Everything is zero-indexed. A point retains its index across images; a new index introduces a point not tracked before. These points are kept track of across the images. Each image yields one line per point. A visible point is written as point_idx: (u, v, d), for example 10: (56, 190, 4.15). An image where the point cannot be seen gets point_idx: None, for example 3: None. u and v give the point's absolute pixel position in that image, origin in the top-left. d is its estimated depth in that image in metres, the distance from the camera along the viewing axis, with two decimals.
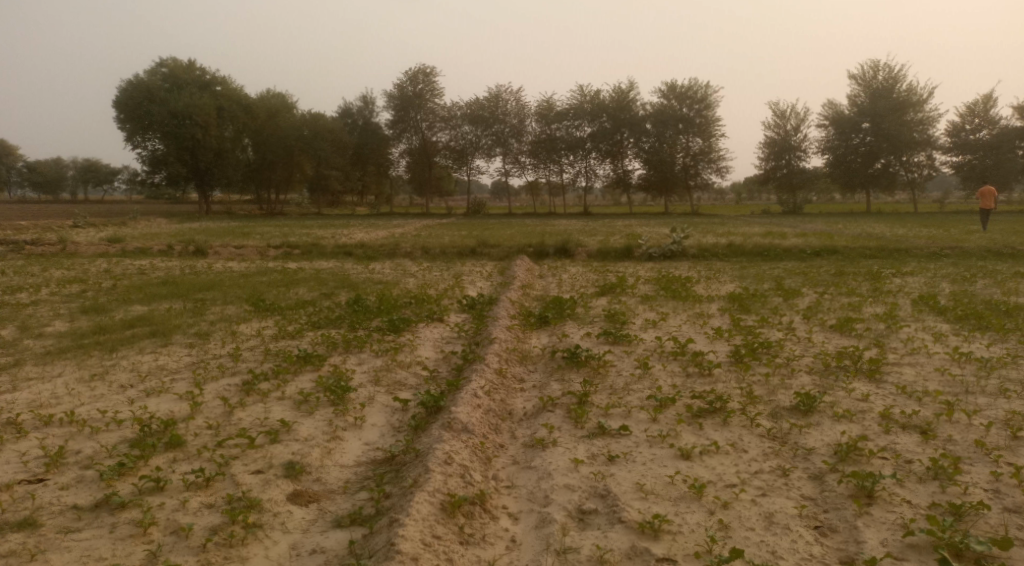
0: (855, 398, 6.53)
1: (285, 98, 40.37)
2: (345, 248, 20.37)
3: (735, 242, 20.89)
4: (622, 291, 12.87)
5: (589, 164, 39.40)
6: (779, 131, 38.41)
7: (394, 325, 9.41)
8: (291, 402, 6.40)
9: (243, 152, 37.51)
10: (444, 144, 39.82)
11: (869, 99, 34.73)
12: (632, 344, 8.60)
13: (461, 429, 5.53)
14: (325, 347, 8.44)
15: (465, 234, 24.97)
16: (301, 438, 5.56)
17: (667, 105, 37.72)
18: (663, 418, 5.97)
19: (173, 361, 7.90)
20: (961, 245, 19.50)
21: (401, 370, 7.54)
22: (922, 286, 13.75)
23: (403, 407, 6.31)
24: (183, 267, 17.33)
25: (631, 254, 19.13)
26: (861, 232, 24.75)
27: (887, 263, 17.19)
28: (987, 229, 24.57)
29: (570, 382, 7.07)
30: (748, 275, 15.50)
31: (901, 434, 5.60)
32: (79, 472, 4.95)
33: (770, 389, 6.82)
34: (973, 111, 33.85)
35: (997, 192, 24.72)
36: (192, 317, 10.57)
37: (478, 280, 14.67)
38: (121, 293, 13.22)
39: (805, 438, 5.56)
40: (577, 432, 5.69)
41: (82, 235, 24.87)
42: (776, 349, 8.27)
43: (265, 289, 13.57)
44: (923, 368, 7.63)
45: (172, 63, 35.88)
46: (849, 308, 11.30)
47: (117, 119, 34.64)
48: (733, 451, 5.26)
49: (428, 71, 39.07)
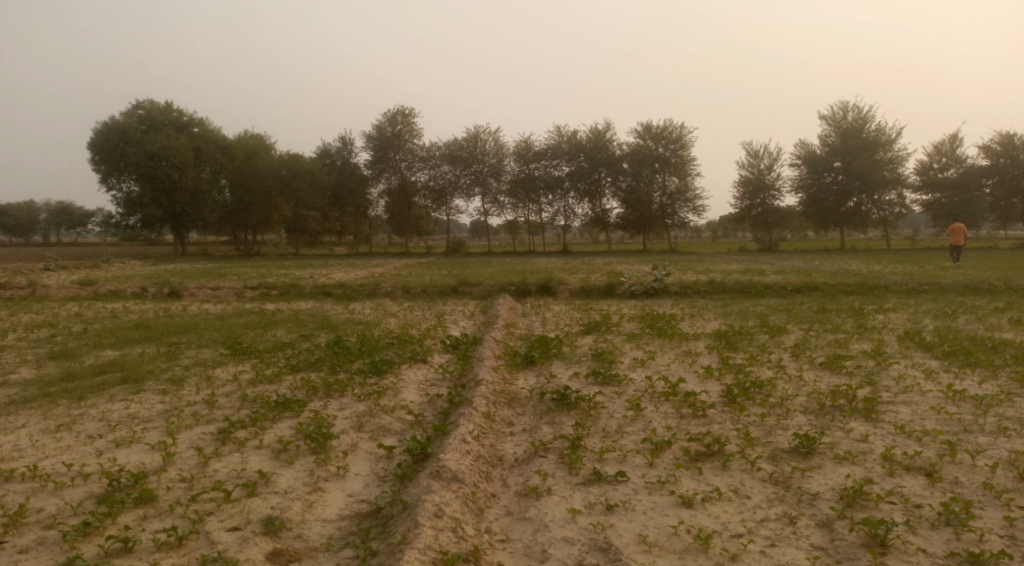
0: (855, 439, 6.36)
1: (263, 138, 40.21)
2: (324, 289, 20.08)
3: (716, 279, 20.88)
4: (607, 329, 12.70)
5: (567, 204, 39.57)
6: (754, 170, 38.92)
7: (376, 367, 9.12)
8: (269, 451, 6.08)
9: (220, 193, 37.29)
10: (423, 184, 39.78)
11: (840, 139, 35.33)
12: (622, 384, 8.38)
13: (451, 478, 5.25)
14: (304, 392, 8.14)
15: (446, 272, 24.77)
16: (280, 490, 5.26)
17: (643, 145, 38.13)
18: (660, 463, 5.74)
19: (145, 409, 7.56)
20: (939, 281, 19.65)
21: (385, 415, 7.24)
22: (905, 322, 13.73)
23: (389, 454, 6.01)
24: (158, 310, 16.95)
25: (613, 292, 19.03)
26: (839, 269, 24.94)
27: (868, 300, 17.22)
28: (959, 265, 24.82)
29: (562, 425, 6.82)
30: (731, 312, 15.43)
31: (906, 476, 5.43)
32: (40, 533, 4.61)
33: (767, 431, 6.61)
34: (941, 150, 34.53)
35: (966, 228, 24.99)
36: (165, 361, 10.21)
37: (460, 319, 14.45)
38: (92, 337, 12.81)
39: (809, 482, 5.35)
40: (571, 479, 5.44)
41: (52, 278, 24.32)
42: (769, 388, 8.09)
43: (242, 331, 13.24)
44: (918, 406, 7.49)
45: (149, 104, 35.59)
46: (836, 345, 11.20)
47: (92, 160, 34.25)
48: (736, 497, 5.04)
49: (407, 112, 39.41)
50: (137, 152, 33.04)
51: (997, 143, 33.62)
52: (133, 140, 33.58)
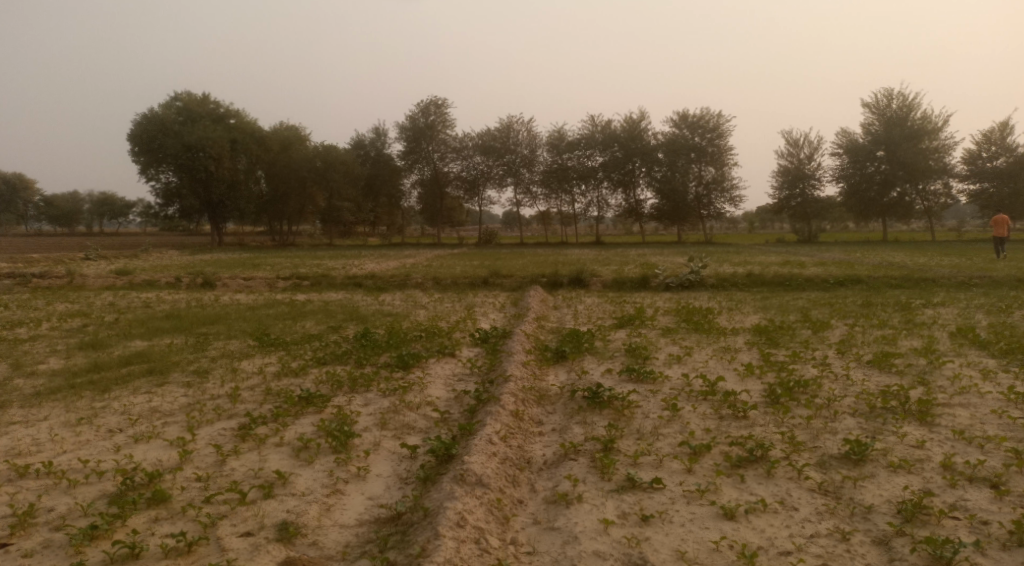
0: (910, 445, 5.94)
1: (297, 129, 39.94)
2: (354, 280, 19.97)
3: (754, 271, 20.26)
4: (641, 323, 12.31)
5: (601, 194, 39.01)
6: (793, 160, 37.95)
7: (403, 361, 8.87)
8: (289, 450, 5.85)
9: (256, 184, 37.55)
10: (455, 174, 39.60)
11: (883, 127, 34.20)
12: (657, 382, 8.02)
13: (475, 483, 4.96)
14: (329, 387, 7.92)
15: (478, 264, 24.48)
16: (297, 491, 5.00)
17: (679, 134, 37.43)
18: (699, 469, 5.38)
19: (167, 403, 7.39)
20: (990, 274, 18.82)
21: (410, 411, 6.98)
22: (956, 318, 13.09)
23: (412, 454, 5.74)
24: (190, 300, 16.93)
25: (647, 284, 18.56)
26: (882, 261, 24.16)
27: (915, 293, 16.51)
28: (1003, 257, 23.85)
29: (593, 426, 6.48)
30: (771, 306, 14.88)
31: (970, 489, 5.02)
32: (47, 535, 4.43)
33: (814, 435, 6.22)
34: (989, 139, 33.19)
35: (1011, 220, 24.01)
36: (193, 353, 10.08)
37: (491, 311, 14.17)
38: (123, 327, 12.82)
39: (862, 493, 4.96)
40: (603, 486, 5.11)
41: (90, 268, 24.56)
42: (814, 388, 7.67)
43: (272, 323, 13.11)
44: (976, 409, 7.03)
45: (186, 95, 35.89)
46: (884, 342, 10.67)
47: (131, 152, 34.66)
48: (783, 510, 4.67)
49: (439, 102, 39.07)
50: (175, 143, 33.38)
51: None
52: (171, 132, 33.87)
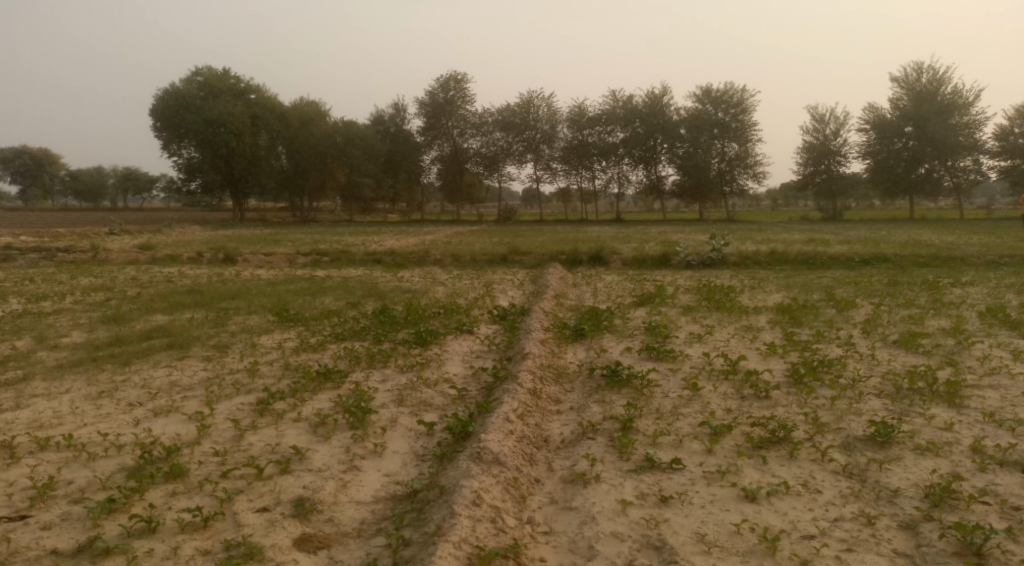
0: (937, 428, 5.81)
1: (318, 105, 39.87)
2: (374, 256, 19.97)
3: (777, 249, 19.96)
4: (661, 301, 12.17)
5: (622, 170, 38.60)
6: (818, 136, 37.28)
7: (421, 338, 8.83)
8: (306, 425, 5.84)
9: (277, 160, 37.58)
10: (475, 151, 39.39)
11: (912, 102, 33.43)
12: (678, 360, 7.92)
13: (493, 461, 4.90)
14: (347, 362, 7.91)
15: (497, 241, 24.39)
16: (314, 467, 4.98)
17: (702, 110, 36.87)
18: (720, 450, 5.29)
19: (186, 377, 7.41)
20: (1021, 253, 18.37)
21: (427, 388, 6.95)
22: (985, 297, 12.81)
23: (429, 432, 5.71)
24: (211, 275, 17.02)
25: (668, 262, 18.37)
26: (908, 239, 23.68)
27: (943, 272, 16.18)
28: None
29: (613, 405, 6.40)
30: (794, 284, 14.65)
31: (1000, 473, 4.90)
32: (65, 508, 4.45)
33: (838, 417, 6.10)
34: (1022, 114, 32.33)
35: None
36: (212, 328, 10.11)
37: (510, 289, 14.08)
38: (145, 301, 12.91)
39: (887, 477, 4.85)
40: (622, 466, 5.03)
41: (114, 243, 24.77)
42: (839, 368, 7.52)
43: (291, 298, 13.13)
44: (1007, 391, 6.86)
45: (208, 71, 35.78)
46: (910, 321, 10.44)
47: (154, 127, 34.93)
48: (807, 492, 4.58)
49: (459, 78, 38.84)
50: (196, 118, 33.45)
51: None
52: (193, 107, 33.92)
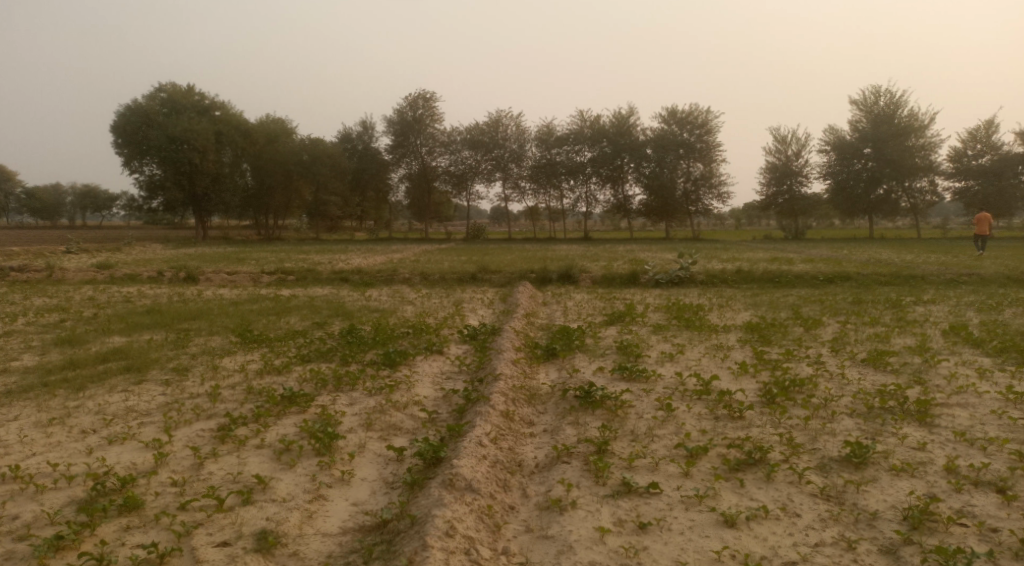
0: (910, 447, 5.79)
1: (284, 122, 39.46)
2: (341, 274, 19.71)
3: (744, 267, 20.15)
4: (632, 320, 12.12)
5: (589, 190, 38.81)
6: (780, 156, 37.89)
7: (389, 358, 8.64)
8: (270, 452, 5.61)
9: (241, 177, 37.02)
10: (443, 169, 39.26)
11: (870, 125, 34.23)
12: (650, 380, 7.84)
13: (465, 488, 4.74)
14: (313, 385, 7.69)
15: (466, 259, 24.25)
16: (278, 497, 4.76)
17: (667, 130, 37.30)
18: (697, 473, 5.19)
19: (144, 402, 7.13)
20: (979, 271, 18.79)
21: (396, 412, 6.76)
22: (947, 315, 13.02)
23: (399, 457, 5.52)
24: (172, 295, 16.59)
25: (637, 280, 18.41)
26: (869, 258, 24.08)
27: (905, 291, 16.45)
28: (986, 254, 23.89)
29: (587, 427, 6.28)
30: (761, 302, 14.75)
31: (976, 493, 4.88)
32: (9, 547, 4.19)
33: (813, 437, 6.06)
34: (975, 137, 33.30)
35: (993, 218, 24.10)
36: (172, 350, 9.79)
37: (479, 308, 13.93)
38: (102, 322, 12.50)
39: (865, 498, 4.80)
40: (598, 491, 4.91)
41: (71, 262, 24.11)
42: (810, 387, 7.51)
43: (255, 318, 12.83)
44: (975, 409, 6.90)
45: (171, 86, 35.37)
46: (877, 340, 10.52)
47: (114, 144, 34.17)
48: (785, 516, 4.51)
49: (428, 96, 38.86)
50: (159, 134, 32.93)
51: None
52: (155, 124, 33.33)
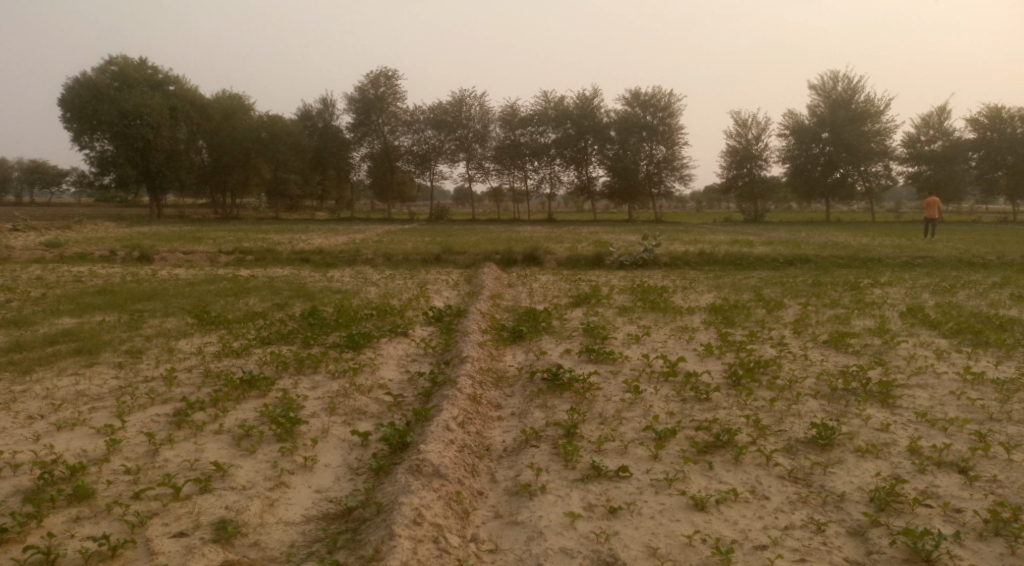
0: (874, 428, 5.84)
1: (241, 99, 38.50)
2: (302, 255, 19.34)
3: (705, 250, 20.30)
4: (597, 301, 12.10)
5: (553, 171, 38.70)
6: (741, 140, 38.18)
7: (353, 341, 8.47)
8: (229, 438, 5.43)
9: (197, 154, 36.05)
10: (406, 148, 38.76)
11: (828, 109, 34.68)
12: (617, 362, 7.82)
13: (432, 474, 4.63)
14: (273, 368, 7.49)
15: (429, 240, 24.04)
16: (237, 485, 4.60)
17: (631, 113, 37.23)
18: (665, 456, 5.16)
19: (95, 386, 6.86)
20: (933, 254, 19.18)
21: (361, 396, 6.62)
22: (903, 297, 13.26)
23: (364, 442, 5.40)
24: (126, 274, 16.11)
25: (601, 262, 18.41)
26: (827, 241, 24.48)
27: (862, 273, 16.72)
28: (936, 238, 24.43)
29: (555, 410, 6.22)
30: (724, 284, 14.85)
31: (939, 474, 4.93)
32: None
33: (779, 419, 6.07)
34: (928, 123, 33.99)
35: (942, 203, 24.63)
36: (126, 332, 9.46)
37: (444, 289, 13.77)
38: (51, 303, 12.04)
39: (832, 480, 4.81)
40: (568, 475, 4.85)
41: (18, 240, 23.27)
42: (774, 368, 7.56)
43: (213, 299, 12.48)
44: (936, 390, 7.00)
45: (123, 59, 34.10)
46: (838, 321, 10.65)
47: (63, 118, 32.97)
48: (755, 499, 4.51)
49: (390, 74, 38.42)
50: (110, 109, 31.81)
51: (985, 116, 33.03)
52: (105, 98, 32.23)
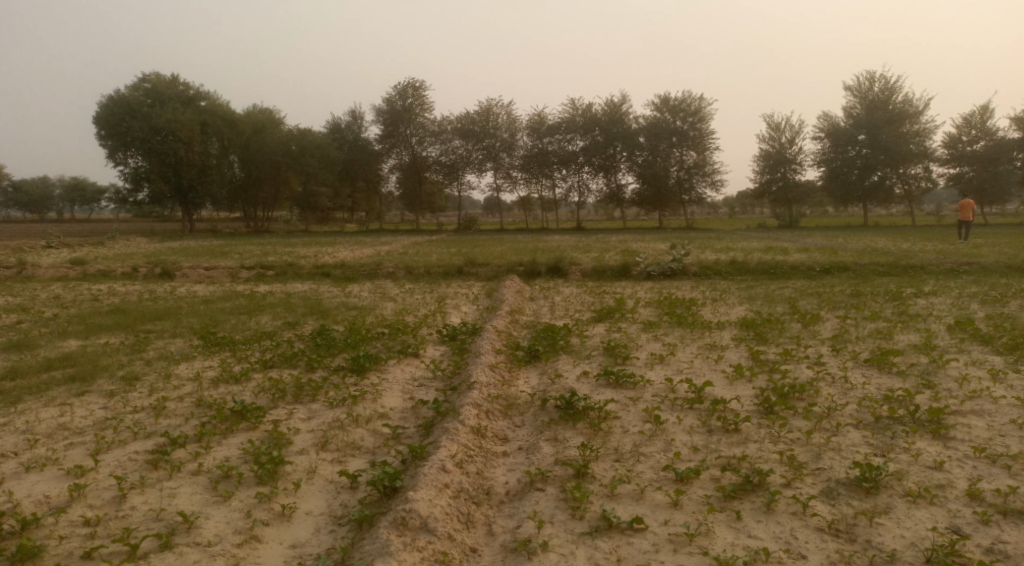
0: (926, 467, 5.18)
1: (272, 113, 38.65)
2: (323, 269, 19.00)
3: (737, 258, 19.52)
4: (621, 316, 11.48)
5: (582, 179, 38.13)
6: (774, 144, 37.18)
7: (358, 364, 7.96)
8: (205, 481, 4.96)
9: (229, 169, 36.11)
10: (434, 159, 38.53)
11: (865, 111, 33.56)
12: (637, 388, 7.20)
13: (420, 529, 4.21)
14: (269, 397, 7.01)
15: (454, 251, 23.60)
16: (201, 541, 4.20)
17: (660, 118, 36.48)
18: (687, 503, 4.56)
19: (79, 418, 6.47)
20: (979, 260, 18.17)
21: (357, 428, 6.12)
22: (950, 308, 12.44)
23: (352, 484, 4.90)
24: (144, 292, 15.88)
25: (628, 273, 17.76)
26: (865, 247, 23.56)
27: (905, 282, 15.82)
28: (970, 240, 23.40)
29: (566, 445, 5.64)
30: (757, 296, 14.12)
31: (1006, 527, 4.29)
32: None
33: (818, 455, 5.43)
34: (970, 123, 32.66)
35: (976, 205, 23.57)
36: (127, 355, 9.10)
37: (463, 304, 13.28)
38: (61, 324, 11.74)
39: (879, 534, 4.22)
40: (574, 528, 4.32)
41: (47, 257, 23.40)
42: (811, 393, 6.89)
43: (225, 318, 12.12)
44: (993, 418, 6.28)
45: (155, 77, 34.32)
46: (880, 336, 9.90)
47: (97, 136, 33.27)
48: (789, 560, 4.01)
49: (417, 85, 38.14)
50: (142, 126, 31.92)
51: None
52: (139, 115, 32.42)
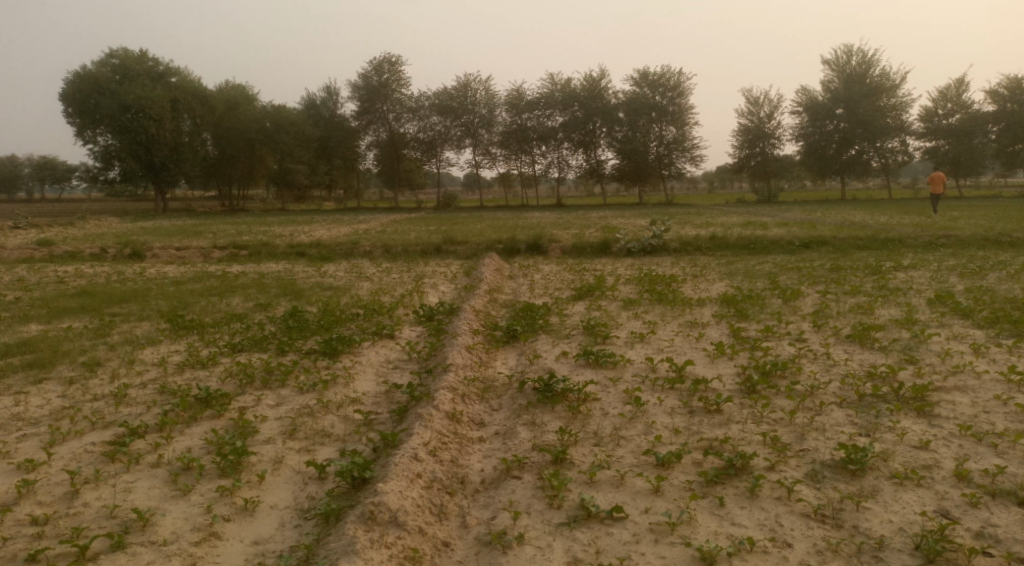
0: (911, 447, 5.05)
1: (244, 89, 37.86)
2: (297, 248, 18.63)
3: (718, 233, 19.39)
4: (601, 294, 11.28)
5: (561, 155, 37.81)
6: (753, 118, 37.00)
7: (330, 347, 7.71)
8: (164, 474, 4.71)
9: (202, 147, 35.36)
10: (412, 135, 37.99)
11: (842, 84, 33.49)
12: (617, 367, 7.02)
13: (389, 523, 4.02)
14: (236, 383, 6.75)
15: (433, 229, 23.27)
16: (157, 540, 3.97)
17: (639, 93, 36.14)
18: (669, 490, 4.40)
19: (35, 407, 6.18)
20: (956, 232, 18.18)
21: (327, 414, 5.88)
22: (929, 281, 12.38)
23: (320, 475, 4.67)
24: (112, 274, 15.42)
25: (608, 250, 17.56)
26: (844, 220, 23.56)
27: (884, 255, 15.77)
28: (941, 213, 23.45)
29: (544, 429, 5.45)
30: (737, 271, 13.96)
31: (995, 509, 4.17)
32: None
33: (802, 436, 5.28)
34: (946, 96, 32.71)
35: (945, 178, 23.65)
36: (90, 340, 8.77)
37: (441, 283, 13.03)
38: (24, 308, 11.34)
39: (867, 520, 4.09)
40: (551, 518, 4.15)
41: (13, 238, 22.76)
42: (794, 371, 6.74)
43: (194, 300, 11.78)
44: (977, 395, 6.17)
45: (123, 53, 33.39)
46: (861, 312, 9.78)
47: (65, 113, 32.41)
48: (774, 549, 3.87)
49: (393, 60, 37.53)
50: (111, 103, 31.06)
51: (1004, 87, 31.73)
52: (107, 92, 31.56)
